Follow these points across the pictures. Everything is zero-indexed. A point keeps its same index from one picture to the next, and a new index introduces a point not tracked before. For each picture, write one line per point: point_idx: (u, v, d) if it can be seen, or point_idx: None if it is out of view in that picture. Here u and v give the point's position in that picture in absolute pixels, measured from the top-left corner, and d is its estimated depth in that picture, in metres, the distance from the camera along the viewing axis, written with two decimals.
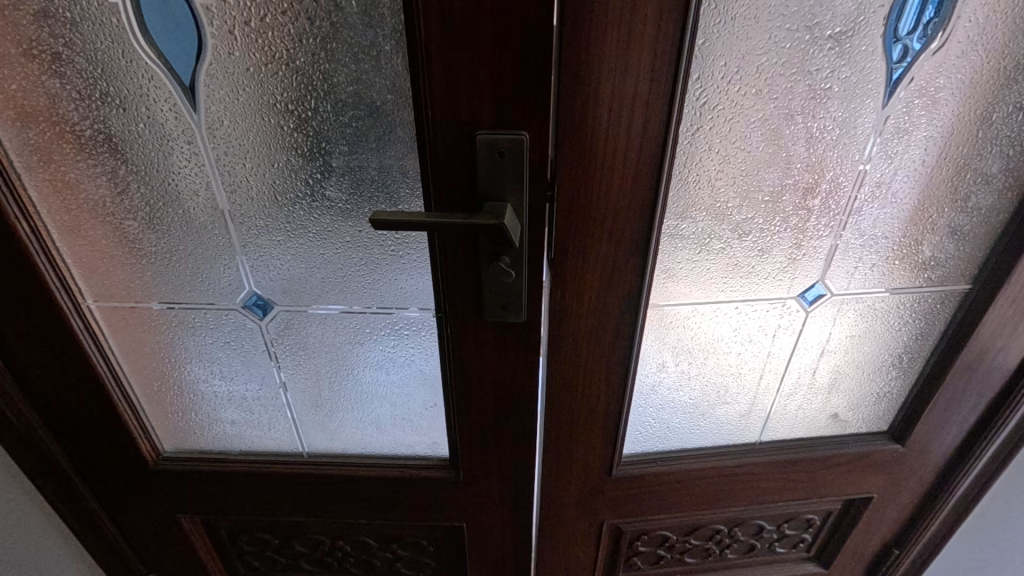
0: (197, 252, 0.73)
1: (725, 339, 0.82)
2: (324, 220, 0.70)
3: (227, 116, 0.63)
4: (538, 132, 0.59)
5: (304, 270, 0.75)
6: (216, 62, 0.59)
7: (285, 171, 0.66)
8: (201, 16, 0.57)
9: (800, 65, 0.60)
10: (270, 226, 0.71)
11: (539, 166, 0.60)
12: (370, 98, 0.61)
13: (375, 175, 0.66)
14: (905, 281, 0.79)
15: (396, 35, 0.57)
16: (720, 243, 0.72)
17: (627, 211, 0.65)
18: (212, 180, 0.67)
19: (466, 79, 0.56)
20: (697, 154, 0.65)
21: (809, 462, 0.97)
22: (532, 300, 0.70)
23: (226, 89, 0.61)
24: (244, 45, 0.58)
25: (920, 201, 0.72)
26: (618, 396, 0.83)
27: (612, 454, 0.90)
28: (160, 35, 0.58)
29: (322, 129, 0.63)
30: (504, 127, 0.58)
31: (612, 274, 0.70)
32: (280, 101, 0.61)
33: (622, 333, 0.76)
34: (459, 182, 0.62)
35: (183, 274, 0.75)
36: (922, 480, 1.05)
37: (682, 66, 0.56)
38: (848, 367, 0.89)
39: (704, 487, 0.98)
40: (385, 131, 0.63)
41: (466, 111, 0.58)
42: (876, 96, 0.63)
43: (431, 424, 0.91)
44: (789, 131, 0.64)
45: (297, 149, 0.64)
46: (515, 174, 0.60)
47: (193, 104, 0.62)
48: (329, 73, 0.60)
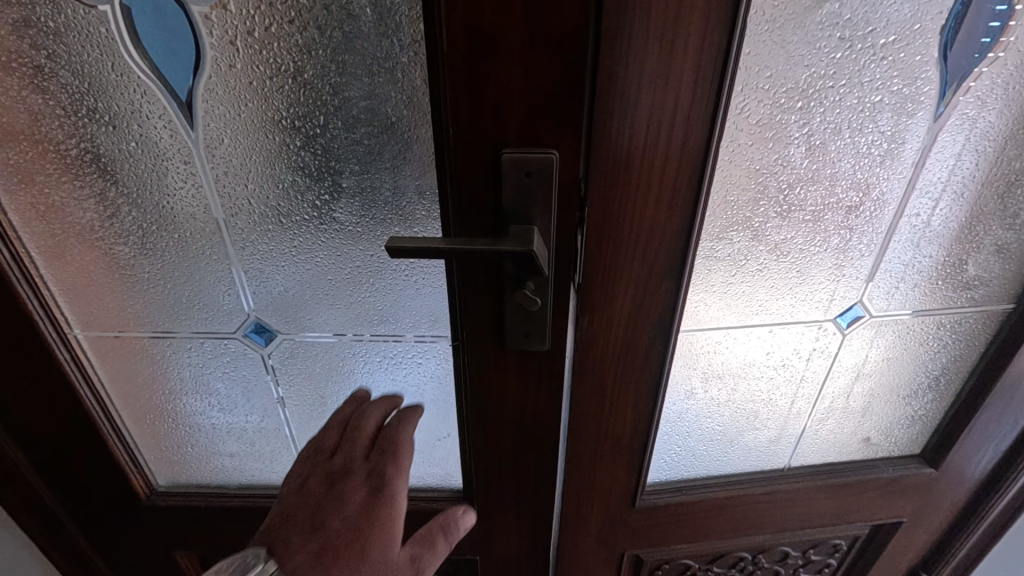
0: (194, 278, 0.68)
1: (758, 364, 0.78)
2: (332, 243, 0.65)
3: (227, 133, 0.58)
4: (569, 150, 0.54)
5: (310, 297, 0.69)
6: (215, 75, 0.54)
7: (291, 192, 0.61)
8: (200, 25, 0.52)
9: (850, 75, 0.56)
10: (274, 251, 0.65)
11: (570, 186, 0.56)
12: (384, 114, 0.56)
13: (389, 197, 0.61)
14: (947, 301, 0.75)
15: (414, 46, 0.53)
16: (756, 265, 0.68)
17: (662, 233, 0.61)
18: (210, 202, 0.62)
19: (492, 94, 0.51)
20: (737, 171, 0.60)
21: (840, 488, 0.93)
22: (557, 328, 0.65)
23: (227, 105, 0.56)
24: (246, 57, 0.53)
25: (967, 219, 0.68)
26: (645, 426, 0.78)
27: (637, 485, 0.85)
28: (154, 47, 0.53)
29: (331, 147, 0.58)
30: (532, 146, 0.54)
31: (643, 300, 0.65)
32: (285, 117, 0.56)
33: (652, 361, 0.71)
34: (481, 203, 0.57)
35: (179, 301, 0.70)
36: (954, 503, 1.01)
37: (728, 80, 0.52)
38: (883, 390, 0.85)
39: (730, 515, 0.93)
40: (400, 149, 0.58)
41: (492, 128, 0.53)
42: (926, 109, 0.59)
43: (444, 455, 0.85)
44: (834, 147, 0.60)
45: (304, 169, 0.59)
46: (544, 196, 0.55)
47: (191, 121, 0.57)
48: (340, 87, 0.55)
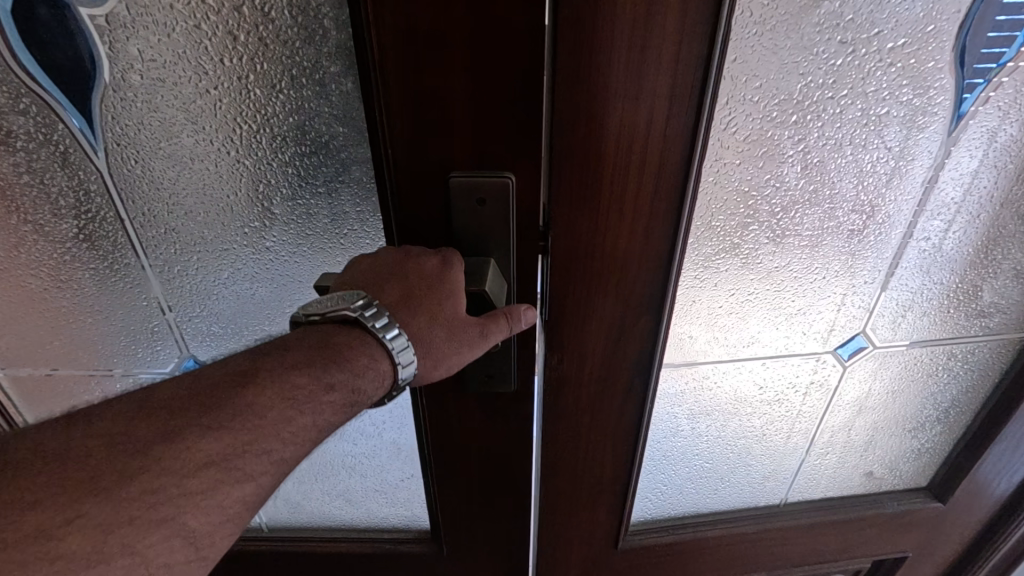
0: (119, 313, 0.61)
1: (750, 399, 0.71)
2: (269, 275, 0.58)
3: (138, 154, 0.51)
4: (527, 175, 0.47)
5: (250, 331, 0.63)
6: (117, 89, 0.47)
7: (217, 219, 0.54)
8: (92, 31, 0.44)
9: (853, 84, 0.48)
10: (204, 283, 0.59)
11: (531, 213, 0.49)
12: (315, 131, 0.49)
13: (327, 224, 0.54)
14: (959, 330, 0.68)
15: (343, 54, 0.45)
16: (747, 294, 0.61)
17: (638, 265, 0.53)
18: (127, 231, 0.55)
19: (434, 111, 0.44)
20: (723, 193, 0.53)
21: (841, 525, 0.86)
22: (522, 368, 0.58)
23: (134, 122, 0.49)
24: (151, 68, 0.46)
25: (983, 241, 0.61)
26: (626, 468, 0.71)
27: (619, 527, 0.78)
28: (40, 57, 0.45)
29: (258, 169, 0.51)
30: (484, 169, 0.47)
31: (619, 336, 0.58)
32: (203, 136, 0.49)
33: (632, 400, 0.64)
34: (429, 234, 0.50)
35: (105, 338, 0.63)
36: (962, 537, 0.94)
37: (710, 94, 0.44)
38: (887, 423, 0.78)
39: (722, 555, 0.86)
40: (336, 172, 0.51)
41: (436, 150, 0.46)
42: (940, 122, 0.52)
43: (407, 495, 0.79)
44: (834, 165, 0.52)
45: (231, 194, 0.52)
46: (499, 227, 0.48)
47: (94, 141, 0.50)
48: (261, 102, 0.47)
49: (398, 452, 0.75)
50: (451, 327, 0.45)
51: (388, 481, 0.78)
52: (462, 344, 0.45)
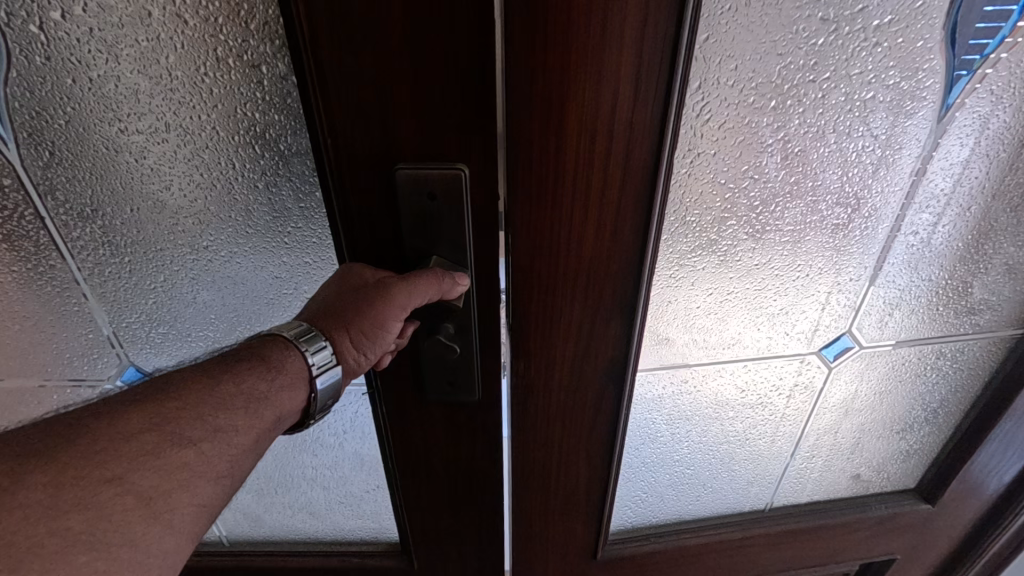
0: (54, 318, 0.58)
1: (732, 402, 0.67)
2: (213, 273, 0.56)
3: (58, 145, 0.47)
4: (481, 167, 0.43)
5: (195, 330, 0.61)
6: (27, 73, 0.44)
7: (152, 215, 0.52)
8: None
9: (837, 66, 0.44)
10: (143, 282, 0.56)
11: (486, 207, 0.45)
12: (248, 119, 0.47)
13: (270, 220, 0.52)
14: (948, 328, 0.65)
15: (273, 34, 0.43)
16: (726, 293, 0.57)
17: (607, 264, 0.49)
18: (51, 227, 0.52)
19: (372, 95, 0.40)
20: (697, 185, 0.49)
21: (828, 529, 0.83)
22: (486, 374, 0.55)
23: (49, 109, 0.46)
24: (62, 49, 0.43)
25: (974, 234, 0.57)
26: (602, 478, 0.67)
27: (598, 538, 0.74)
28: None
29: (191, 161, 0.49)
30: (432, 160, 0.43)
31: (590, 341, 0.54)
32: (130, 125, 0.47)
33: (605, 408, 0.60)
34: (376, 231, 0.46)
35: (43, 344, 0.60)
36: (952, 539, 0.92)
37: (677, 77, 0.40)
38: (875, 426, 0.75)
39: (707, 562, 0.83)
40: (276, 164, 0.49)
41: (380, 140, 0.42)
42: (929, 107, 0.48)
43: (373, 507, 0.76)
44: (816, 155, 0.49)
45: (165, 187, 0.50)
46: (451, 223, 0.45)
47: (4, 131, 0.46)
48: (188, 88, 0.45)
49: (361, 464, 0.71)
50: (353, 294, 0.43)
51: (353, 493, 0.75)
52: (363, 301, 0.42)
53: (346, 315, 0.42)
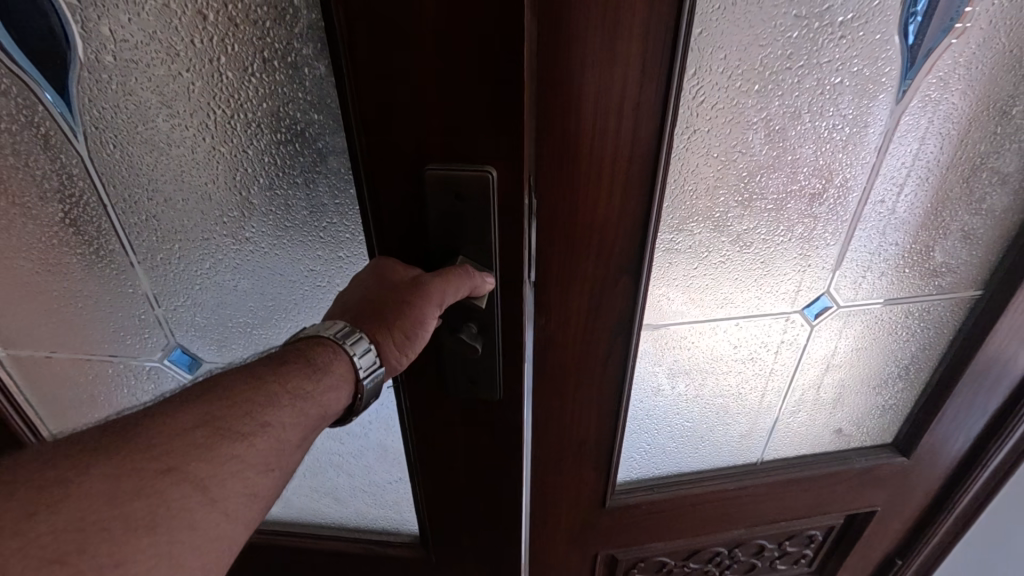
0: (104, 295, 0.67)
1: (726, 357, 0.76)
2: (248, 257, 0.64)
3: (118, 137, 0.55)
4: (508, 170, 0.48)
5: (229, 308, 0.69)
6: (96, 73, 0.52)
7: (197, 203, 0.59)
8: (69, 17, 0.49)
9: (809, 55, 0.53)
10: (186, 263, 0.64)
11: (512, 209, 0.51)
12: (290, 119, 0.54)
13: (306, 211, 0.59)
14: (914, 288, 0.74)
15: (316, 41, 0.50)
16: (719, 256, 0.65)
17: (616, 227, 0.58)
18: (109, 209, 0.60)
19: (411, 103, 0.46)
20: (694, 159, 0.57)
21: (815, 480, 0.91)
22: (506, 376, 0.61)
23: (113, 105, 0.54)
24: (126, 53, 0.51)
25: (933, 203, 0.66)
26: (611, 429, 0.75)
27: (606, 486, 0.82)
28: (20, 39, 0.50)
29: (235, 155, 0.56)
30: (462, 164, 0.49)
31: (601, 297, 0.62)
32: (183, 121, 0.54)
33: (614, 363, 0.68)
34: (409, 225, 0.53)
35: (94, 322, 0.69)
36: (927, 491, 1.01)
37: (679, 58, 0.48)
38: (854, 382, 0.83)
39: (705, 511, 0.92)
40: (313, 160, 0.56)
41: (410, 141, 0.48)
42: (888, 91, 0.57)
43: (394, 497, 0.87)
44: (794, 132, 0.57)
45: (212, 180, 0.58)
46: (477, 219, 0.51)
47: (73, 123, 0.54)
48: (235, 88, 0.52)
49: (385, 456, 0.82)
50: (389, 293, 0.48)
51: (377, 483, 0.86)
52: (402, 303, 0.47)
53: (388, 315, 0.47)
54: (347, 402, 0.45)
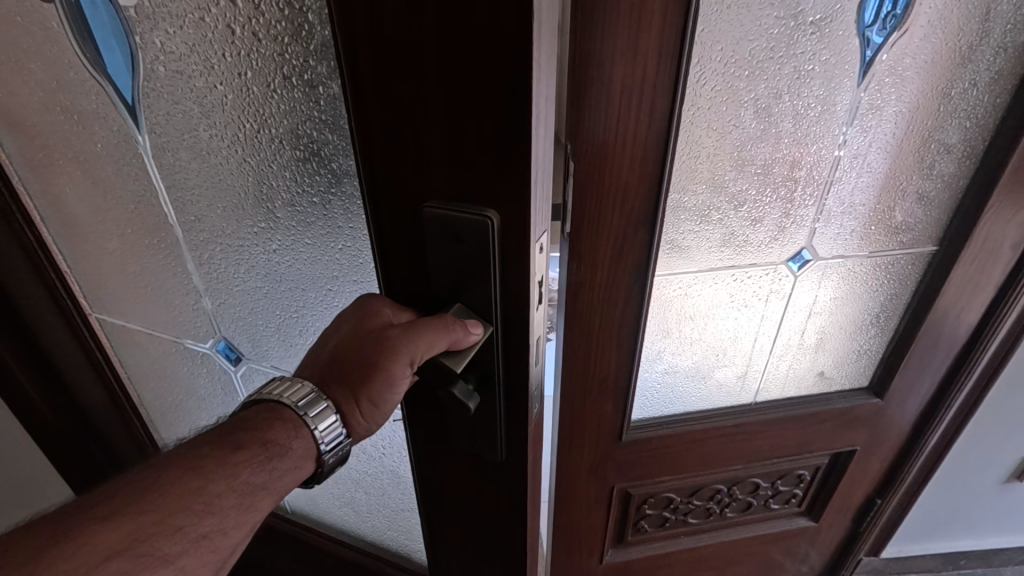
0: (163, 277, 0.82)
1: (723, 306, 0.90)
2: (270, 253, 0.73)
3: (169, 140, 0.67)
4: (509, 218, 0.44)
5: (254, 296, 0.80)
6: (154, 85, 0.62)
7: (232, 201, 0.69)
8: (135, 37, 0.59)
9: (787, 48, 0.67)
10: (223, 250, 0.76)
11: (514, 258, 0.46)
12: (308, 137, 0.61)
13: (321, 219, 0.67)
14: (880, 243, 0.89)
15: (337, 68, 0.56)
16: (718, 215, 0.79)
17: (635, 188, 0.71)
18: (162, 195, 0.72)
19: (412, 136, 0.44)
20: (696, 132, 0.71)
21: (802, 419, 1.05)
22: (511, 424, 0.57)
23: (165, 110, 0.64)
24: (175, 69, 0.60)
25: (891, 169, 0.81)
26: (628, 366, 0.88)
27: (623, 420, 0.96)
28: (103, 58, 0.62)
29: (259, 164, 0.65)
30: (463, 206, 0.45)
31: (622, 247, 0.76)
32: (219, 130, 0.63)
33: (631, 307, 0.82)
34: (416, 263, 0.52)
35: (159, 304, 0.85)
36: (901, 434, 1.14)
37: (687, 47, 0.62)
38: (833, 328, 0.98)
39: (707, 448, 1.05)
40: (329, 175, 0.63)
41: (416, 177, 0.46)
42: (851, 75, 0.71)
43: (405, 524, 0.99)
44: (778, 110, 0.71)
45: (244, 188, 0.68)
46: (475, 264, 0.48)
47: (136, 123, 0.66)
48: (262, 105, 0.60)
49: (398, 483, 0.91)
50: (360, 354, 0.50)
51: (391, 506, 0.97)
52: (366, 378, 0.50)
53: (353, 385, 0.50)
54: (310, 472, 0.51)
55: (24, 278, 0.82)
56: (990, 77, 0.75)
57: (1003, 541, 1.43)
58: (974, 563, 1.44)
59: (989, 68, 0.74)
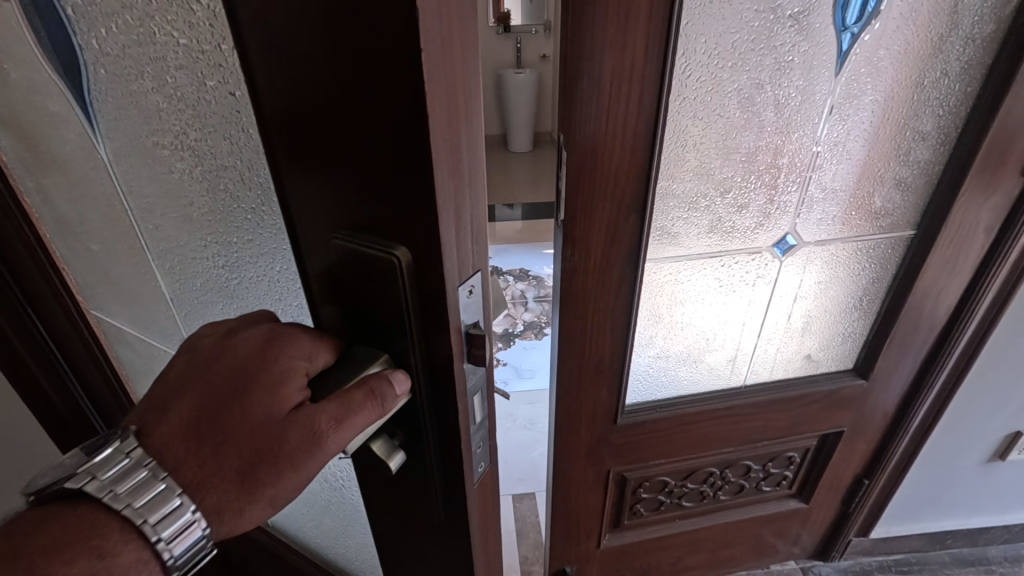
0: (141, 286, 0.71)
1: (711, 291, 0.94)
2: (220, 276, 0.62)
3: (115, 143, 0.56)
4: (424, 261, 0.36)
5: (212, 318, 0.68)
6: (97, 82, 0.51)
7: (179, 216, 0.58)
8: (69, 26, 0.48)
9: (767, 41, 0.71)
10: (179, 267, 0.65)
11: (427, 306, 0.38)
12: (240, 152, 0.48)
13: (265, 246, 0.54)
14: (861, 226, 0.93)
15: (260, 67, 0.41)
16: (705, 202, 0.83)
17: (626, 175, 0.74)
18: (120, 204, 0.63)
19: (315, 156, 0.36)
20: (683, 123, 0.75)
21: (791, 402, 1.08)
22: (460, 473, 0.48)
23: (107, 111, 0.53)
24: (106, 65, 0.49)
25: (868, 156, 0.85)
26: (622, 349, 0.92)
27: (617, 403, 0.99)
28: (41, 49, 0.51)
29: (193, 179, 0.53)
30: (372, 245, 0.37)
31: (615, 234, 0.79)
32: (155, 139, 0.52)
33: (624, 291, 0.85)
34: (341, 305, 0.42)
35: (142, 309, 0.75)
36: (885, 415, 1.18)
37: (671, 32, 0.64)
38: (818, 311, 1.03)
39: (700, 431, 1.08)
40: (266, 197, 0.50)
41: (333, 202, 0.38)
42: (829, 66, 0.75)
43: (368, 556, 0.85)
44: (760, 99, 0.75)
45: (186, 203, 0.56)
46: (390, 311, 0.39)
47: (90, 125, 0.56)
48: (187, 113, 0.47)
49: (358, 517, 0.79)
50: (262, 427, 0.37)
51: (354, 538, 0.84)
52: (273, 460, 0.37)
53: (251, 466, 0.37)
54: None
55: (22, 268, 0.74)
56: (960, 67, 0.79)
57: (993, 524, 1.46)
58: (962, 543, 1.48)
59: (959, 57, 0.78)
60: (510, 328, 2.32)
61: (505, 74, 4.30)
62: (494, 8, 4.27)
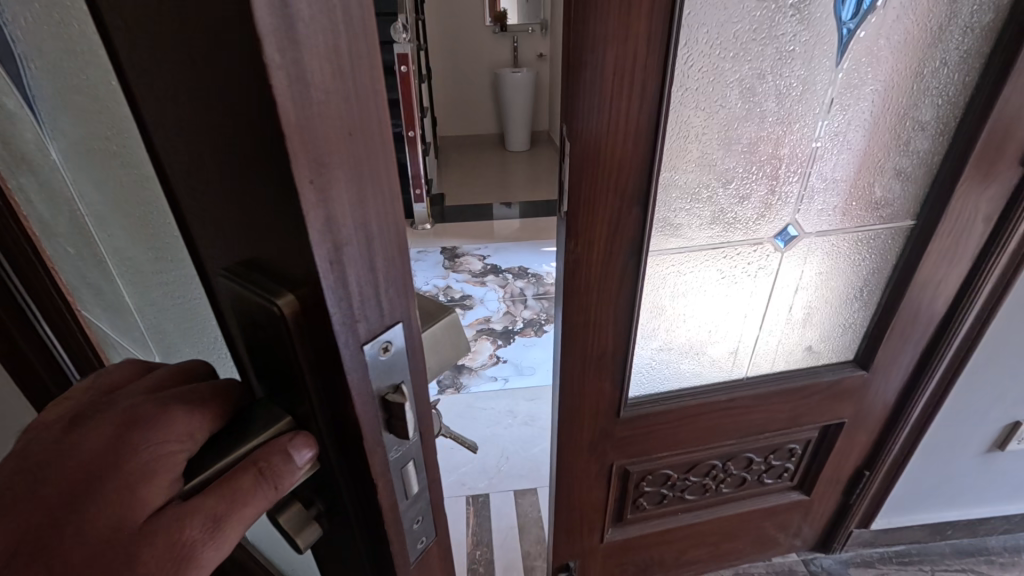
0: (97, 302, 0.66)
1: (713, 283, 0.94)
2: (155, 300, 0.55)
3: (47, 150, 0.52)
4: (312, 308, 0.28)
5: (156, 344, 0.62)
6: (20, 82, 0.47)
7: (109, 231, 0.53)
8: None
9: (769, 30, 0.71)
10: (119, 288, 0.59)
11: (321, 361, 0.30)
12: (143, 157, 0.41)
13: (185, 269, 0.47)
14: (862, 217, 0.93)
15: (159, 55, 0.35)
16: (707, 192, 0.83)
17: (629, 165, 0.74)
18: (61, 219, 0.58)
19: (193, 178, 0.30)
20: (685, 113, 0.74)
21: (792, 393, 1.08)
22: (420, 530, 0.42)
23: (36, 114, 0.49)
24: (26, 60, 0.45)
25: (868, 146, 0.86)
26: (625, 341, 0.91)
27: (620, 395, 0.98)
28: None
29: (115, 189, 0.47)
30: (253, 292, 0.29)
31: (618, 225, 0.79)
32: (76, 145, 0.47)
33: (626, 283, 0.85)
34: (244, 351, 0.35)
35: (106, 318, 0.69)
36: (885, 406, 1.19)
37: (675, 18, 0.64)
38: (819, 302, 1.03)
39: (702, 423, 1.08)
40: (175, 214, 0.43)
41: (221, 229, 0.31)
42: (829, 56, 0.75)
43: None
44: (761, 90, 0.75)
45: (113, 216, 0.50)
46: (285, 367, 0.31)
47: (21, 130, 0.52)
48: (99, 113, 0.42)
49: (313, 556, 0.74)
50: (114, 537, 0.30)
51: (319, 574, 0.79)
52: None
53: None
54: None
55: None
56: (959, 56, 0.79)
57: (993, 514, 1.47)
58: (961, 533, 1.49)
59: (957, 47, 0.79)
60: (511, 325, 2.33)
61: (502, 73, 4.31)
62: (490, 7, 4.27)
